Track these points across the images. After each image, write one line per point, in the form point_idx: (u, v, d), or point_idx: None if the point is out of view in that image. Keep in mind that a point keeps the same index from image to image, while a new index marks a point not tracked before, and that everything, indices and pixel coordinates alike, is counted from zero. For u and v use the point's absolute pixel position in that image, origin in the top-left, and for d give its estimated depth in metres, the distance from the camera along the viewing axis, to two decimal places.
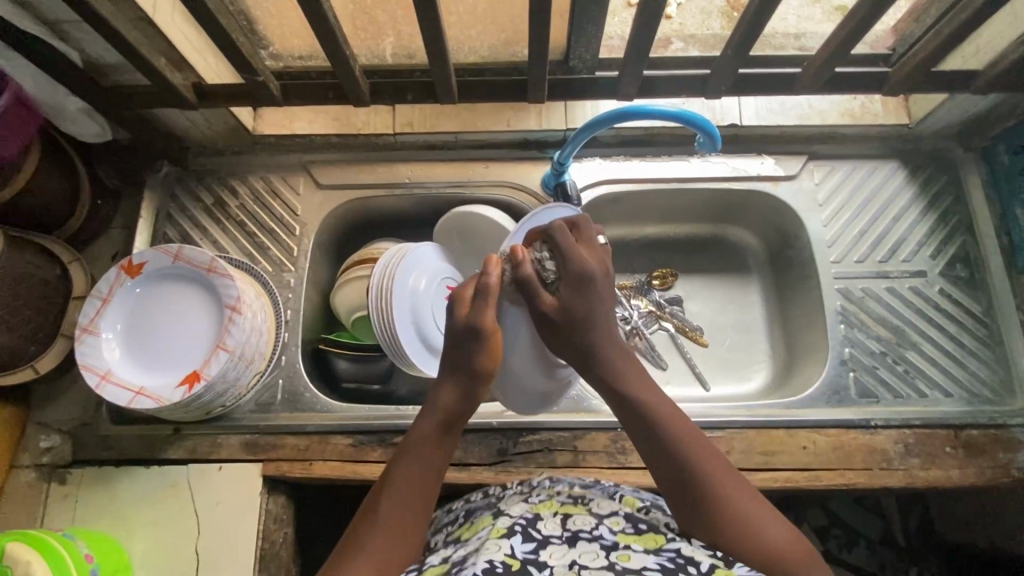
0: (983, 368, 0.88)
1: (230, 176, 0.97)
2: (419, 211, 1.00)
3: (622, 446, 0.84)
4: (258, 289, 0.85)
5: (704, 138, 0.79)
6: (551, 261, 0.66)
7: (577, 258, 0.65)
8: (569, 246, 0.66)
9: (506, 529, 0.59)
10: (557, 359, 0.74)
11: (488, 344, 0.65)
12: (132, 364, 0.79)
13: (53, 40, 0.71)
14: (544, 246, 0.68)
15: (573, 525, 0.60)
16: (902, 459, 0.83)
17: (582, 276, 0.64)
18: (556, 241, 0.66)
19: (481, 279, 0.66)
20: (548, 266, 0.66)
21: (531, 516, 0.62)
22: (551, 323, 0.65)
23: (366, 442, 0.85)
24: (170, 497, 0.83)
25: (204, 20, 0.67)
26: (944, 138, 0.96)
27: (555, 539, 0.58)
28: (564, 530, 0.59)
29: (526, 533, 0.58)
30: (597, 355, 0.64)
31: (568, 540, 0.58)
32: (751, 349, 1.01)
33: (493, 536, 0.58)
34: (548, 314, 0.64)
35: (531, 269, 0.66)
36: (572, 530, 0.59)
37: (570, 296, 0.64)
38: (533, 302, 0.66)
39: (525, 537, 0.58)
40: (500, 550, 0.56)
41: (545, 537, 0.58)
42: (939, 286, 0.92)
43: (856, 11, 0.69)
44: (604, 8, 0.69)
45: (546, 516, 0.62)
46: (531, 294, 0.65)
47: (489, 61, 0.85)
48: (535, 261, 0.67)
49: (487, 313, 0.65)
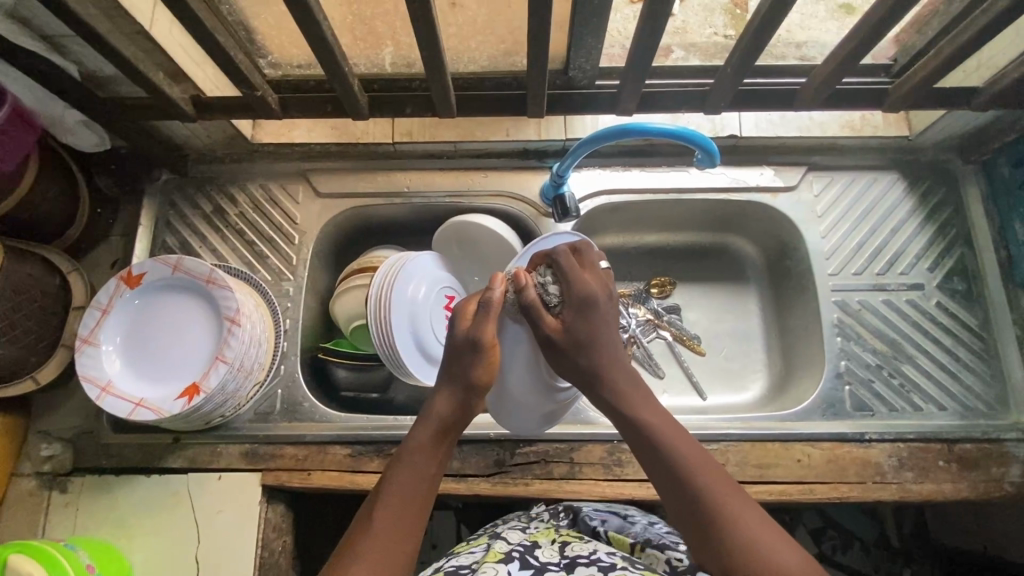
0: (979, 382, 0.89)
1: (229, 184, 0.97)
2: (419, 219, 1.00)
3: (618, 458, 0.84)
4: (257, 299, 0.86)
5: (702, 154, 0.79)
6: (554, 285, 0.67)
7: (579, 283, 0.66)
8: (573, 270, 0.67)
9: (504, 554, 0.63)
10: (554, 379, 0.75)
11: (487, 357, 0.65)
12: (131, 375, 0.80)
13: (51, 54, 0.71)
14: (547, 270, 0.69)
15: (571, 552, 0.64)
16: (895, 473, 0.84)
17: (584, 300, 0.66)
18: (560, 265, 0.67)
19: (485, 295, 0.67)
20: (551, 290, 0.67)
21: (529, 544, 0.66)
22: (552, 345, 0.66)
23: (364, 453, 0.85)
24: (170, 506, 0.83)
25: (201, 37, 0.66)
26: (944, 149, 0.96)
27: (553, 565, 0.62)
28: (562, 557, 0.63)
29: (523, 560, 0.62)
30: (602, 377, 0.65)
31: (565, 566, 0.62)
32: (749, 358, 1.01)
33: (492, 559, 0.62)
34: (550, 335, 0.65)
35: (534, 291, 0.67)
36: (570, 557, 0.63)
37: (573, 318, 0.65)
38: (536, 324, 0.66)
39: (523, 563, 0.62)
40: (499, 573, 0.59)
41: (542, 563, 0.62)
42: (936, 299, 0.92)
43: (856, 30, 0.69)
44: (605, 23, 0.68)
45: (542, 545, 0.66)
46: (533, 317, 0.66)
47: (488, 71, 0.84)
48: (539, 284, 0.67)
49: (487, 326, 0.65)
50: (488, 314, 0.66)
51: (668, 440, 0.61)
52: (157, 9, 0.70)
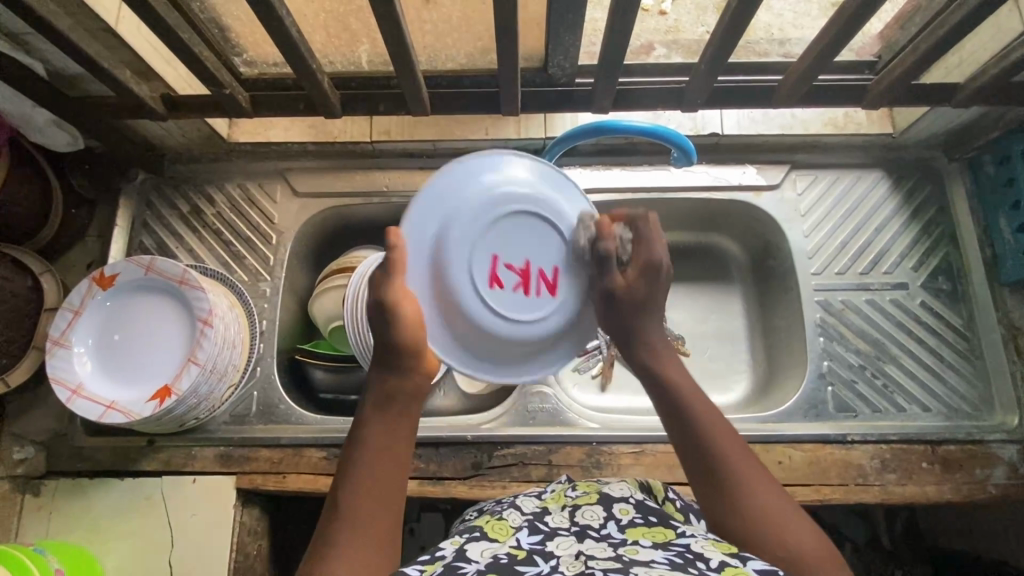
0: (962, 382, 0.87)
1: (206, 184, 0.96)
2: (399, 219, 0.99)
3: (597, 460, 0.83)
4: (231, 300, 0.85)
5: (679, 152, 0.78)
6: (630, 244, 0.62)
7: (654, 247, 0.62)
8: (655, 235, 0.62)
9: (514, 526, 0.56)
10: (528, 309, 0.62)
11: (404, 317, 0.56)
12: (104, 376, 0.79)
13: (16, 52, 0.70)
14: (627, 229, 0.63)
15: (582, 518, 0.56)
16: (878, 475, 0.82)
17: (654, 266, 0.61)
18: (643, 227, 0.62)
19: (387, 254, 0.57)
20: (625, 249, 0.62)
21: (539, 512, 0.58)
22: (609, 300, 0.61)
23: (339, 456, 0.84)
24: (143, 510, 0.83)
25: (166, 35, 0.66)
26: (929, 147, 0.95)
27: (562, 532, 0.54)
28: (572, 523, 0.55)
29: (531, 528, 0.55)
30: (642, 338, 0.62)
31: (576, 534, 0.54)
32: (733, 357, 1.00)
33: (499, 531, 0.55)
34: (614, 290, 0.60)
35: (613, 245, 0.61)
36: (581, 524, 0.55)
37: (642, 282, 0.61)
38: (600, 276, 0.61)
39: (532, 529, 0.55)
40: (505, 543, 0.52)
41: (552, 529, 0.55)
42: (921, 298, 0.91)
43: (832, 24, 0.67)
44: (581, 19, 0.67)
45: (554, 511, 0.58)
46: (601, 268, 0.61)
47: (467, 69, 0.83)
48: (617, 237, 0.61)
49: (394, 286, 0.56)
50: (388, 270, 0.56)
51: (700, 410, 0.58)
52: (123, 7, 0.70)
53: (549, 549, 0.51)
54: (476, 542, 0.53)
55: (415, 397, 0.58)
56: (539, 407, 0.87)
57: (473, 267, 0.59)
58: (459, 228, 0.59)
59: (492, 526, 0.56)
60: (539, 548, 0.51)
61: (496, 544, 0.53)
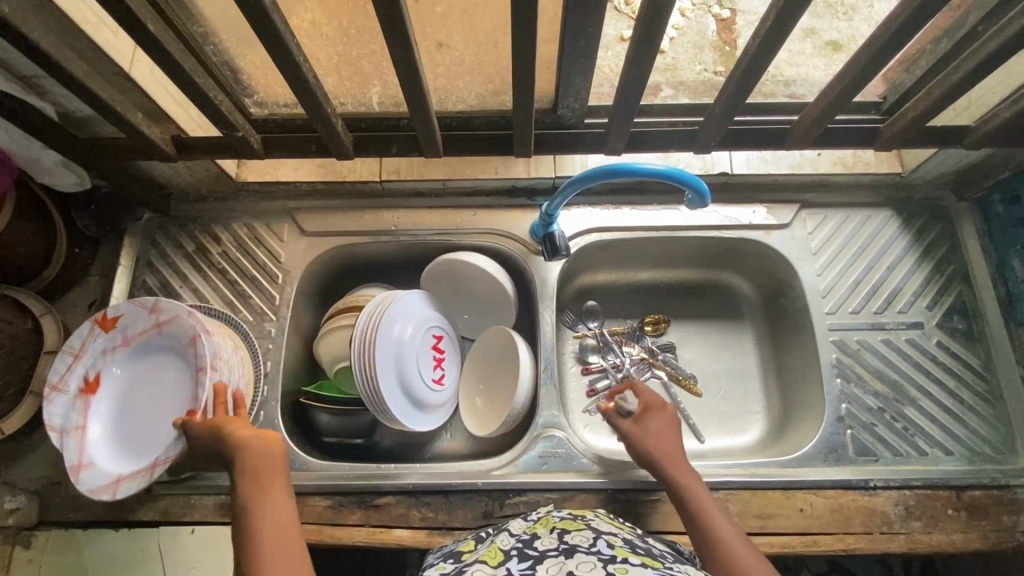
0: (984, 425, 0.85)
1: (213, 223, 0.95)
2: (407, 257, 0.98)
3: (611, 508, 0.81)
4: (236, 342, 0.83)
5: (692, 194, 0.78)
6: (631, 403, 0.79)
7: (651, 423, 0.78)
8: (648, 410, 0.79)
9: (502, 554, 0.53)
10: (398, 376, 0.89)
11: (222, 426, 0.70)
12: (113, 447, 0.77)
13: (28, 95, 0.69)
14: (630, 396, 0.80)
15: (571, 539, 0.53)
16: (902, 523, 0.80)
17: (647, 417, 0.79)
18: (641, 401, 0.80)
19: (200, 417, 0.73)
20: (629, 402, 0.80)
21: (528, 538, 0.56)
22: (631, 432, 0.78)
23: (345, 504, 0.81)
24: (138, 562, 0.79)
25: (182, 80, 0.66)
26: (937, 188, 0.95)
27: (552, 553, 0.51)
28: (561, 543, 0.53)
29: (520, 553, 0.52)
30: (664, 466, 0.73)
31: (564, 553, 0.51)
32: (746, 398, 0.98)
33: (488, 561, 0.52)
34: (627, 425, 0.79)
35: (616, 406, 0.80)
36: (569, 543, 0.52)
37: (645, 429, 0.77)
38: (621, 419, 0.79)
39: (521, 556, 0.52)
40: (494, 573, 0.50)
41: (541, 553, 0.52)
42: (936, 338, 0.90)
43: (845, 70, 0.67)
44: (595, 63, 0.67)
45: (543, 535, 0.56)
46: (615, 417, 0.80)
47: (477, 111, 0.83)
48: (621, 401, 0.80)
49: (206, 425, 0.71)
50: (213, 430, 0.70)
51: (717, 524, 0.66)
52: (137, 51, 0.70)
53: (539, 573, 0.49)
54: (470, 569, 0.51)
55: (263, 460, 0.68)
56: (551, 451, 0.84)
57: (429, 374, 0.92)
58: (479, 381, 0.96)
59: (483, 553, 0.54)
60: (530, 572, 0.49)
61: (487, 568, 0.51)
